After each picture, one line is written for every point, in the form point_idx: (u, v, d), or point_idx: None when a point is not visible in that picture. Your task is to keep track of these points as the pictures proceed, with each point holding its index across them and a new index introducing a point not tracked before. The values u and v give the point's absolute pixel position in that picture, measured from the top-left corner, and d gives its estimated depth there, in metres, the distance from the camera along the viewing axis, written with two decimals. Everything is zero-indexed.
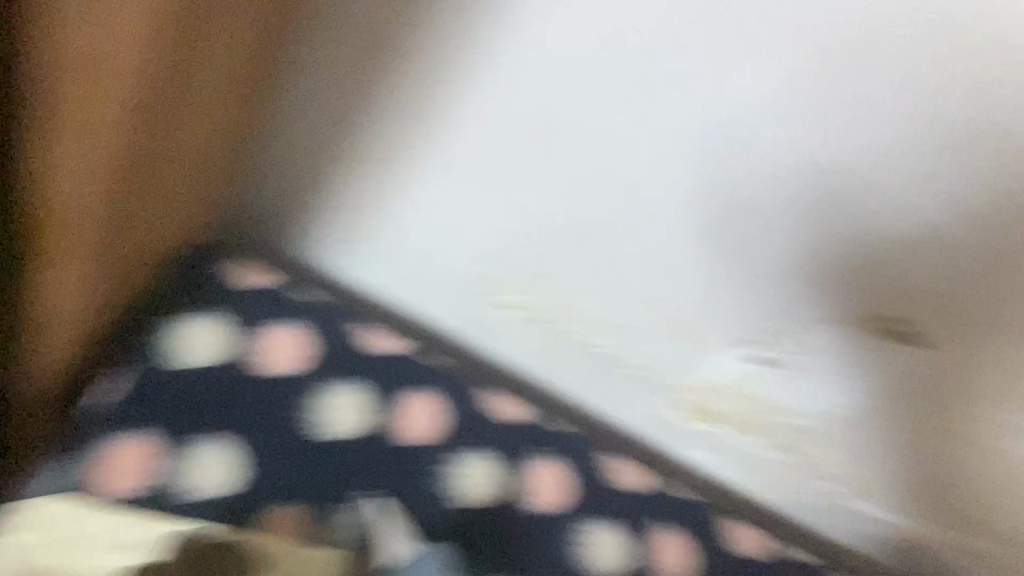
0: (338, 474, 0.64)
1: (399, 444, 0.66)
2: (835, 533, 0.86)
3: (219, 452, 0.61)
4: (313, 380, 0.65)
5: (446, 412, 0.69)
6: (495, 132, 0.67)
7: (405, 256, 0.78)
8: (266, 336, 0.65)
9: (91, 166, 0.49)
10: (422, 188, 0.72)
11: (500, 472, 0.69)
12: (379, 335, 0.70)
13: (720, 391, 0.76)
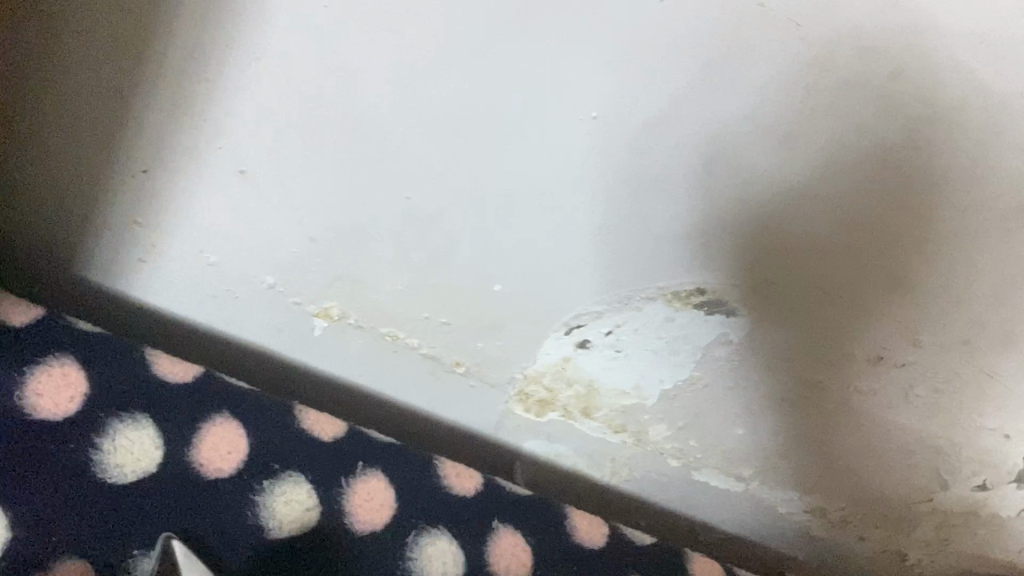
0: (147, 520, 0.58)
1: (208, 478, 0.61)
2: (680, 503, 0.87)
3: None
4: (100, 418, 0.59)
5: (255, 435, 0.64)
6: (265, 131, 0.60)
7: (189, 272, 0.70)
8: (38, 377, 0.57)
9: None
10: (196, 197, 0.65)
11: (321, 493, 0.64)
12: (175, 363, 0.65)
13: (549, 375, 0.76)
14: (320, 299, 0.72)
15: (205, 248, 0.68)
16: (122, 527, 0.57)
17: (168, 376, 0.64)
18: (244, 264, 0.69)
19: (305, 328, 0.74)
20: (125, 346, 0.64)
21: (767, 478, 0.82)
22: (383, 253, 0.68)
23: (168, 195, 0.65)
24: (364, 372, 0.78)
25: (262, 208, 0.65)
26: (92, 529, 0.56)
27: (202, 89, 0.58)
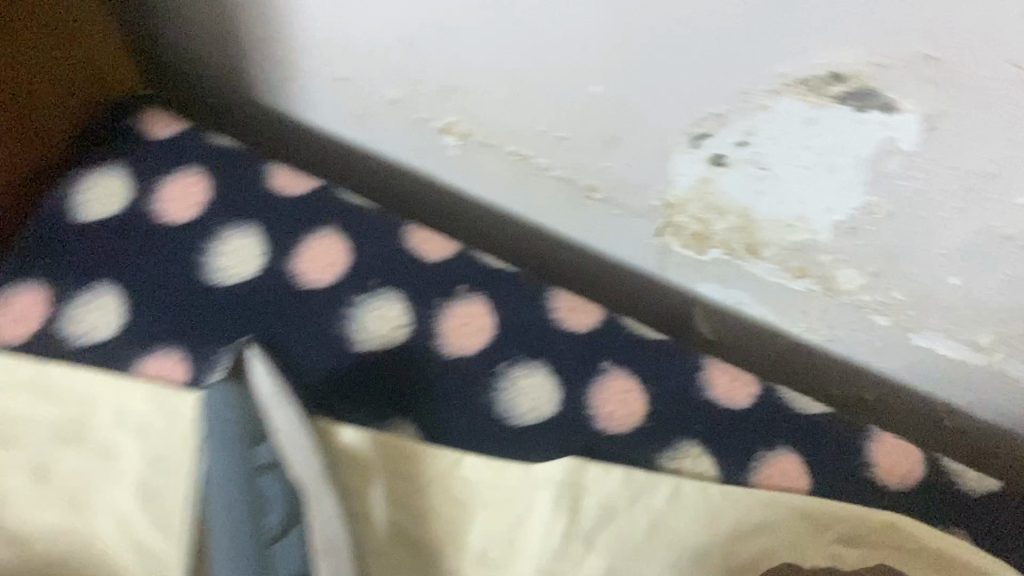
0: (248, 326, 0.57)
1: (303, 287, 0.58)
2: (673, 136, 0.54)
3: (112, 185, 0.61)
4: (186, 168, 0.62)
5: (225, 182, 0.61)
6: (376, 79, 0.63)
7: (353, 110, 0.67)
8: (175, 182, 0.61)
9: None
10: (196, 28, 0.66)
11: (419, 311, 0.58)
12: (298, 176, 0.63)
13: (640, 75, 0.51)
14: (375, 52, 0.60)
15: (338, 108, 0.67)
16: (249, 314, 0.58)
17: (295, 196, 0.62)
18: (665, 158, 0.55)
19: (619, 236, 0.64)
20: (244, 157, 0.63)
21: (958, 189, 0.47)
22: None
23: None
24: (646, 303, 0.70)
25: (393, 56, 0.60)
26: (207, 326, 0.57)
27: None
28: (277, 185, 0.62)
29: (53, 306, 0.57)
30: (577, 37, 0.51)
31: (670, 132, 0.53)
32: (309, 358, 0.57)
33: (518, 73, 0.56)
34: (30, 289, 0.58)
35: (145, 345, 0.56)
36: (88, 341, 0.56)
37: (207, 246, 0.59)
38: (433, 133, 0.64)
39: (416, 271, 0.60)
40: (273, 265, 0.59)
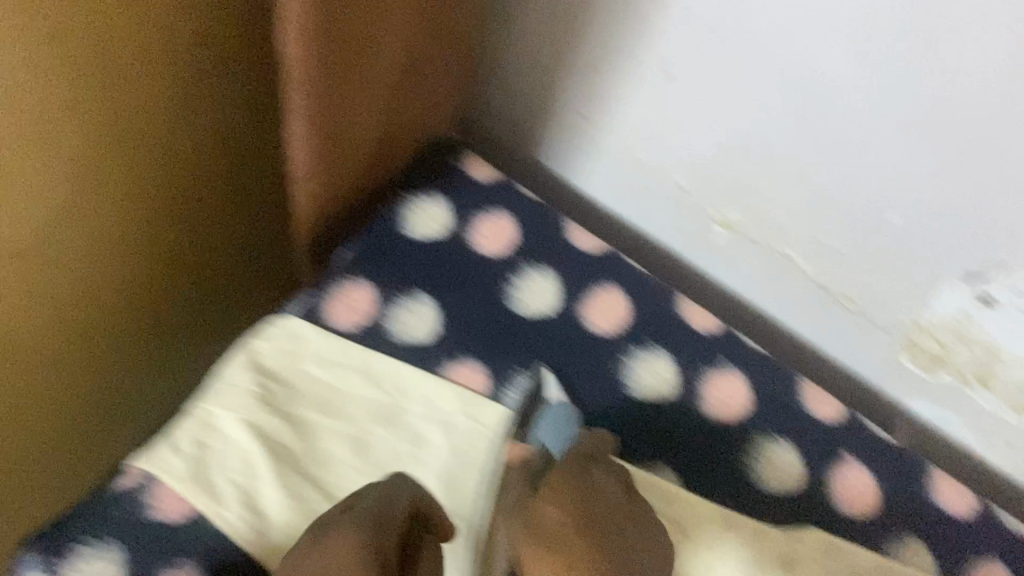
0: (541, 357, 0.66)
1: (590, 332, 0.67)
2: (953, 273, 0.62)
3: (436, 212, 0.71)
4: (496, 210, 0.72)
5: (530, 229, 0.71)
6: (671, 172, 0.72)
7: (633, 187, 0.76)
8: (489, 220, 0.71)
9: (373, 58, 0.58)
10: (513, 92, 0.76)
11: (686, 374, 0.66)
12: (590, 234, 0.72)
13: (945, 220, 0.60)
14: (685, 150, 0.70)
15: (619, 182, 0.76)
16: (543, 347, 0.67)
17: (586, 253, 0.70)
18: (937, 287, 0.64)
19: (853, 343, 0.73)
20: (544, 208, 0.72)
21: None
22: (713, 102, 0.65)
23: (511, 62, 0.74)
24: (851, 401, 0.78)
25: (700, 155, 0.69)
26: (506, 351, 0.66)
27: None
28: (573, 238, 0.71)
29: (381, 306, 0.67)
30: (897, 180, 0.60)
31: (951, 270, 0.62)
32: (593, 397, 0.65)
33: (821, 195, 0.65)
34: (363, 289, 0.68)
35: (455, 354, 0.66)
36: (411, 340, 0.66)
37: (513, 279, 0.68)
38: (707, 221, 0.74)
39: (687, 338, 0.68)
40: (565, 309, 0.68)
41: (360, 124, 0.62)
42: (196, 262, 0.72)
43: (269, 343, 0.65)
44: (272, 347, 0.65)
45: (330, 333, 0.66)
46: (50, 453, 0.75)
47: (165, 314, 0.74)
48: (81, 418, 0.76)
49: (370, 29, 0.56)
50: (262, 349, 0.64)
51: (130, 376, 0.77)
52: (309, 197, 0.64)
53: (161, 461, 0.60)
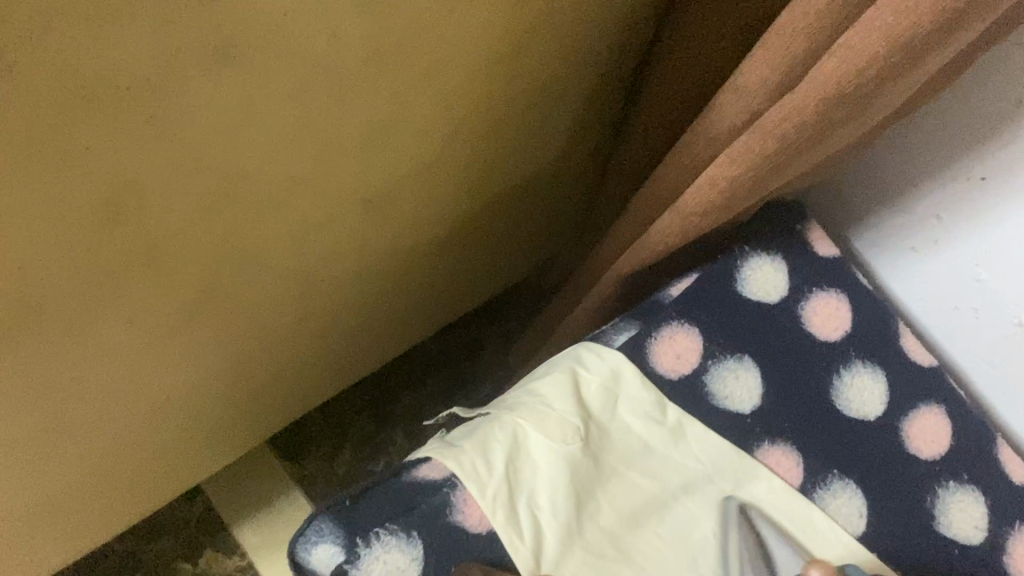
0: (853, 465, 0.62)
1: (909, 453, 0.63)
2: None
3: (774, 275, 0.67)
4: (831, 291, 0.67)
5: (863, 321, 0.67)
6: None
7: (963, 305, 0.73)
8: (822, 299, 0.67)
9: (846, 135, 0.54)
10: (873, 170, 0.73)
11: (993, 524, 0.63)
12: (921, 346, 0.68)
13: None
14: None
15: (947, 293, 0.73)
16: (858, 455, 0.62)
17: (917, 363, 0.66)
18: None
19: None
20: (876, 301, 0.68)
21: None
22: None
23: (889, 143, 0.71)
24: None
25: None
26: (819, 446, 0.62)
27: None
28: (907, 349, 0.67)
29: (706, 361, 0.63)
30: None
31: None
32: (898, 522, 0.61)
33: None
34: (690, 338, 0.63)
35: (772, 436, 0.62)
36: (729, 407, 0.62)
37: (843, 373, 0.65)
38: None
39: (1004, 487, 0.64)
40: (887, 420, 0.64)
41: (778, 179, 0.58)
42: (496, 172, 0.71)
43: (589, 372, 0.60)
44: (593, 377, 0.60)
45: (652, 381, 0.61)
46: (285, 352, 0.74)
47: (445, 223, 0.73)
48: (284, 330, 0.71)
49: (875, 112, 0.51)
50: (582, 374, 0.60)
51: (381, 289, 0.76)
52: (680, 227, 0.60)
53: (468, 460, 0.54)
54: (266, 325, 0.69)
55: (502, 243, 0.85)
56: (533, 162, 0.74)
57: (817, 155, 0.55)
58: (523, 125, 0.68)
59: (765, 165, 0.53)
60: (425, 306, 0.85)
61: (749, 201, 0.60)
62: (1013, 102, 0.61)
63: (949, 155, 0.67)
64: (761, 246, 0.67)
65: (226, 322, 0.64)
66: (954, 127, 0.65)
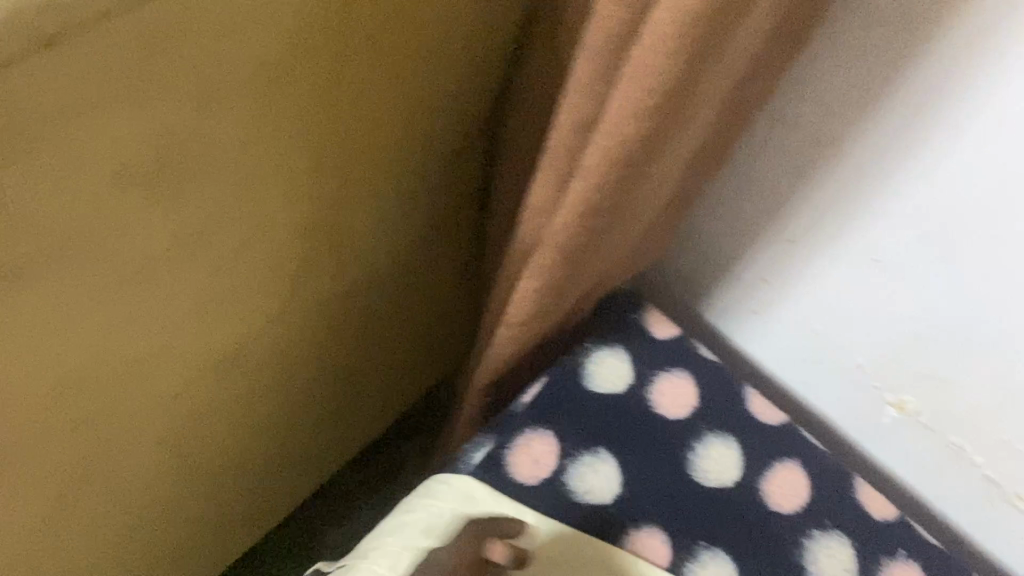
0: (719, 533, 0.66)
1: (770, 510, 0.67)
2: None
3: (617, 365, 0.71)
4: (673, 370, 0.72)
5: (708, 393, 0.71)
6: (854, 348, 0.73)
7: (807, 356, 0.77)
8: (665, 380, 0.71)
9: (625, 227, 0.59)
10: (698, 243, 0.77)
11: (862, 561, 0.66)
12: (768, 404, 0.72)
13: None
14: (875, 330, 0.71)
15: (791, 348, 0.78)
16: (722, 522, 0.66)
17: (767, 424, 0.70)
18: None
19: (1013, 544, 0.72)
20: (719, 371, 0.72)
21: None
22: (914, 285, 0.66)
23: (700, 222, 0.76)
24: None
25: (886, 336, 0.71)
26: (686, 522, 0.66)
27: (871, 183, 0.64)
28: (756, 411, 0.71)
29: (563, 461, 0.67)
30: None
31: None
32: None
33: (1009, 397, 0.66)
34: (542, 439, 0.67)
35: (636, 520, 0.65)
36: (592, 501, 0.66)
37: (695, 446, 0.69)
38: (880, 401, 0.74)
39: (865, 524, 0.67)
40: (744, 483, 0.68)
41: (584, 277, 0.62)
42: (352, 308, 0.75)
43: (442, 502, 0.64)
44: (445, 506, 0.63)
45: (508, 494, 0.64)
46: (173, 518, 0.75)
47: (313, 362, 0.76)
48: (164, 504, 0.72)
49: (637, 205, 0.57)
50: (435, 507, 0.63)
51: (265, 433, 0.78)
52: (512, 341, 0.65)
53: None
54: (148, 497, 0.70)
55: (380, 370, 0.88)
56: (388, 290, 0.78)
57: (608, 248, 0.61)
58: (370, 265, 0.71)
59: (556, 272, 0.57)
60: (319, 440, 0.87)
61: (565, 302, 0.64)
62: (795, 167, 0.67)
63: (753, 223, 0.72)
64: (601, 340, 0.72)
65: (100, 506, 0.66)
66: (748, 198, 0.71)
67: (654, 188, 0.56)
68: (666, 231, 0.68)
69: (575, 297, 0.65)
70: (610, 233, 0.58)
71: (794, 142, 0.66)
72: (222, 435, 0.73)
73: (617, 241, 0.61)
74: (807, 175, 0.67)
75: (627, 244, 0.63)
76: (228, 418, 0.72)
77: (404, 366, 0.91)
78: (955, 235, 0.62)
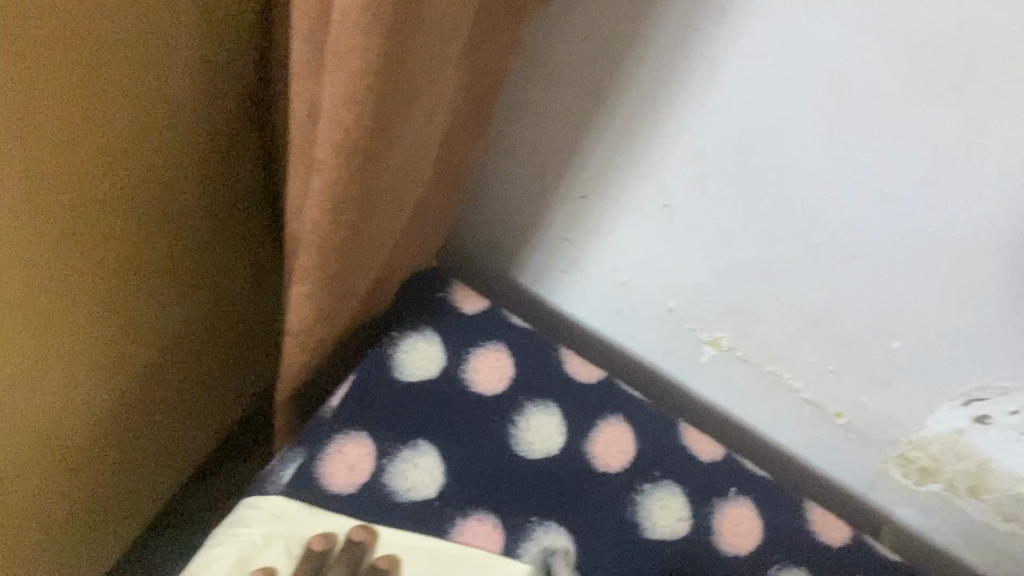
0: (550, 507, 0.64)
1: (601, 471, 0.66)
2: (927, 417, 0.66)
3: (430, 349, 0.68)
4: (487, 343, 0.69)
5: (523, 362, 0.69)
6: (665, 293, 0.72)
7: (623, 308, 0.76)
8: (481, 355, 0.68)
9: (391, 208, 0.55)
10: (497, 211, 0.74)
11: (696, 506, 0.66)
12: (586, 364, 0.71)
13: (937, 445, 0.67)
14: (679, 273, 0.70)
15: (607, 300, 0.76)
16: (553, 493, 0.64)
17: (586, 382, 0.70)
18: (933, 407, 0.65)
19: (843, 455, 0.73)
20: (535, 339, 0.70)
21: None
22: (704, 223, 0.65)
23: (491, 188, 0.73)
24: (835, 507, 0.78)
25: (690, 277, 0.70)
26: (515, 500, 0.64)
27: (648, 131, 0.62)
28: (574, 372, 0.70)
29: (381, 462, 0.62)
30: (885, 295, 0.62)
31: (938, 428, 0.66)
32: (606, 540, 0.63)
33: (811, 317, 0.66)
34: (356, 442, 0.63)
35: (464, 509, 0.62)
36: (417, 498, 0.62)
37: (519, 419, 0.66)
38: (697, 341, 0.74)
39: (693, 467, 0.67)
40: (571, 447, 0.66)
41: (365, 267, 0.58)
42: (135, 346, 0.68)
43: (252, 528, 0.59)
44: (256, 532, 0.59)
45: (323, 506, 0.60)
46: None
47: (100, 409, 0.69)
48: None
49: (395, 185, 0.52)
50: (246, 535, 0.59)
51: (60, 493, 0.70)
52: (302, 349, 0.60)
53: None
54: None
55: (191, 390, 0.82)
56: (175, 316, 0.72)
57: (380, 233, 0.56)
58: (140, 290, 0.65)
59: (318, 270, 0.52)
60: (133, 482, 0.80)
61: (350, 296, 0.60)
62: (573, 123, 0.65)
63: (541, 180, 0.70)
64: (408, 325, 0.69)
65: None
66: (529, 155, 0.68)
67: (408, 163, 0.52)
68: (445, 201, 0.64)
69: (362, 289, 0.61)
70: (374, 219, 0.53)
71: (558, 93, 0.63)
72: (3, 509, 0.65)
73: (388, 225, 0.56)
74: (577, 123, 0.64)
75: (402, 223, 0.59)
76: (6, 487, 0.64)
77: (219, 377, 0.85)
78: (730, 169, 0.61)
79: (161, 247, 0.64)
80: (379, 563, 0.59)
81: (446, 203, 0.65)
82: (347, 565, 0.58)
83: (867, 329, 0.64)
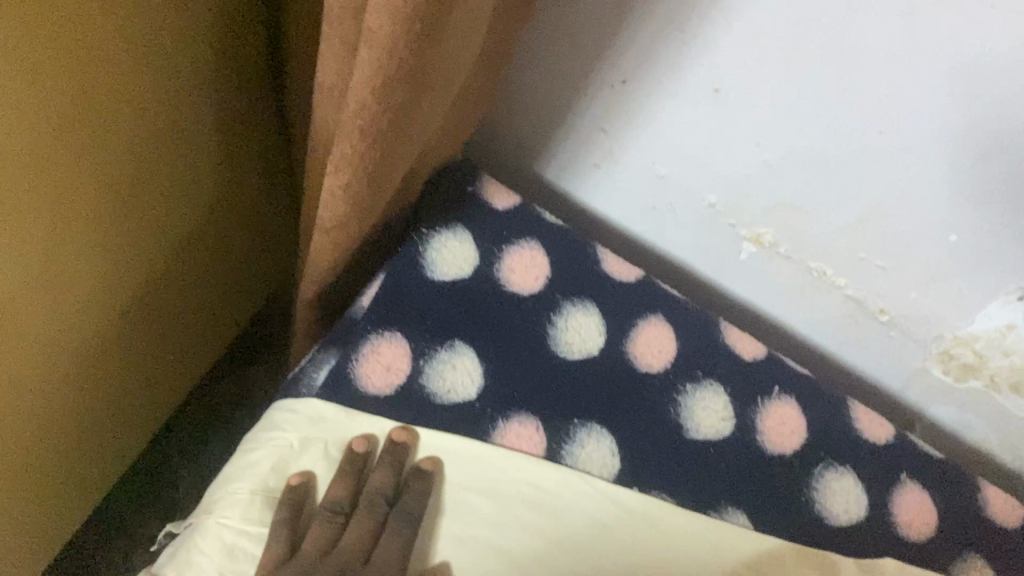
0: (593, 407, 0.62)
1: (642, 372, 0.64)
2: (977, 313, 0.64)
3: (462, 247, 0.65)
4: (520, 241, 0.66)
5: (558, 261, 0.66)
6: (705, 187, 0.69)
7: (658, 203, 0.73)
8: (514, 254, 0.65)
9: (434, 93, 0.50)
10: (527, 99, 0.70)
11: (740, 406, 0.64)
12: (622, 262, 0.68)
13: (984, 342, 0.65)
14: (724, 165, 0.66)
15: (641, 195, 0.73)
16: (594, 393, 0.62)
17: (624, 281, 0.67)
18: (985, 303, 0.63)
19: (881, 352, 0.72)
20: (569, 236, 0.67)
21: None
22: (755, 111, 0.61)
23: (522, 76, 0.69)
24: (868, 402, 0.78)
25: (734, 169, 0.66)
26: (556, 401, 0.61)
27: (700, 11, 0.57)
28: (611, 271, 0.67)
29: (418, 363, 0.60)
30: (945, 188, 0.59)
31: (986, 325, 0.64)
32: (651, 440, 0.62)
33: (863, 211, 0.63)
34: (391, 342, 0.60)
35: (505, 411, 0.60)
36: (456, 400, 0.60)
37: (557, 319, 0.64)
38: (737, 238, 0.71)
39: (736, 366, 0.65)
40: (611, 347, 0.64)
41: (401, 158, 0.54)
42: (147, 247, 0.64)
43: (290, 433, 0.56)
44: (294, 436, 0.56)
45: (360, 408, 0.58)
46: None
47: (113, 315, 0.65)
48: None
49: (440, 65, 0.48)
50: (283, 439, 0.56)
51: (74, 402, 0.67)
52: (335, 245, 0.56)
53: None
54: None
55: (204, 293, 0.78)
56: (185, 215, 0.67)
57: (420, 120, 0.52)
58: (150, 186, 0.60)
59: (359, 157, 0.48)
60: (144, 391, 0.77)
61: (385, 189, 0.56)
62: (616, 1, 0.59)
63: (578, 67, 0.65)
64: (438, 222, 0.65)
65: None
66: (566, 38, 0.64)
67: (455, 41, 0.47)
68: (480, 89, 0.60)
69: (396, 182, 0.57)
70: (416, 104, 0.49)
71: None
72: (22, 418, 0.62)
73: (428, 112, 0.52)
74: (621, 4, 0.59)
75: (441, 111, 0.54)
76: (21, 401, 0.60)
77: (231, 279, 0.82)
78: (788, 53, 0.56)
79: (170, 139, 0.59)
80: (421, 464, 0.57)
81: (481, 91, 0.61)
82: (388, 467, 0.56)
83: (922, 223, 0.61)
